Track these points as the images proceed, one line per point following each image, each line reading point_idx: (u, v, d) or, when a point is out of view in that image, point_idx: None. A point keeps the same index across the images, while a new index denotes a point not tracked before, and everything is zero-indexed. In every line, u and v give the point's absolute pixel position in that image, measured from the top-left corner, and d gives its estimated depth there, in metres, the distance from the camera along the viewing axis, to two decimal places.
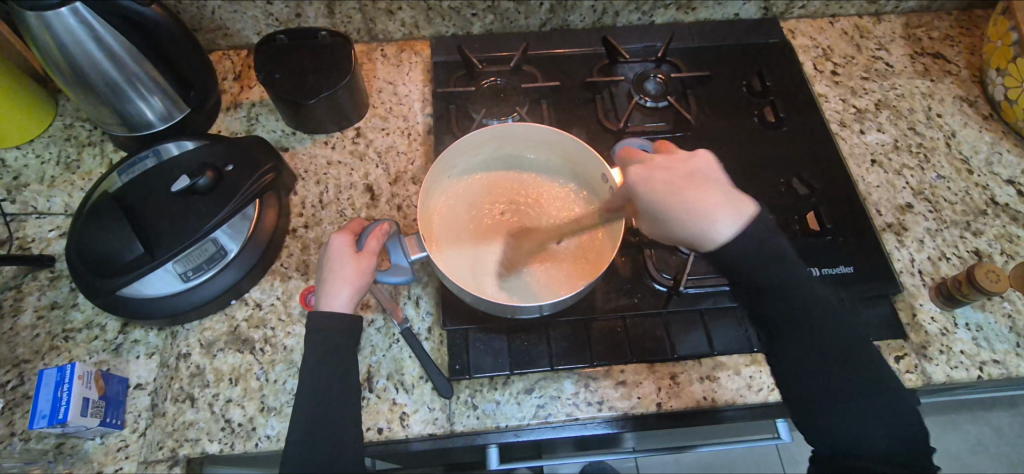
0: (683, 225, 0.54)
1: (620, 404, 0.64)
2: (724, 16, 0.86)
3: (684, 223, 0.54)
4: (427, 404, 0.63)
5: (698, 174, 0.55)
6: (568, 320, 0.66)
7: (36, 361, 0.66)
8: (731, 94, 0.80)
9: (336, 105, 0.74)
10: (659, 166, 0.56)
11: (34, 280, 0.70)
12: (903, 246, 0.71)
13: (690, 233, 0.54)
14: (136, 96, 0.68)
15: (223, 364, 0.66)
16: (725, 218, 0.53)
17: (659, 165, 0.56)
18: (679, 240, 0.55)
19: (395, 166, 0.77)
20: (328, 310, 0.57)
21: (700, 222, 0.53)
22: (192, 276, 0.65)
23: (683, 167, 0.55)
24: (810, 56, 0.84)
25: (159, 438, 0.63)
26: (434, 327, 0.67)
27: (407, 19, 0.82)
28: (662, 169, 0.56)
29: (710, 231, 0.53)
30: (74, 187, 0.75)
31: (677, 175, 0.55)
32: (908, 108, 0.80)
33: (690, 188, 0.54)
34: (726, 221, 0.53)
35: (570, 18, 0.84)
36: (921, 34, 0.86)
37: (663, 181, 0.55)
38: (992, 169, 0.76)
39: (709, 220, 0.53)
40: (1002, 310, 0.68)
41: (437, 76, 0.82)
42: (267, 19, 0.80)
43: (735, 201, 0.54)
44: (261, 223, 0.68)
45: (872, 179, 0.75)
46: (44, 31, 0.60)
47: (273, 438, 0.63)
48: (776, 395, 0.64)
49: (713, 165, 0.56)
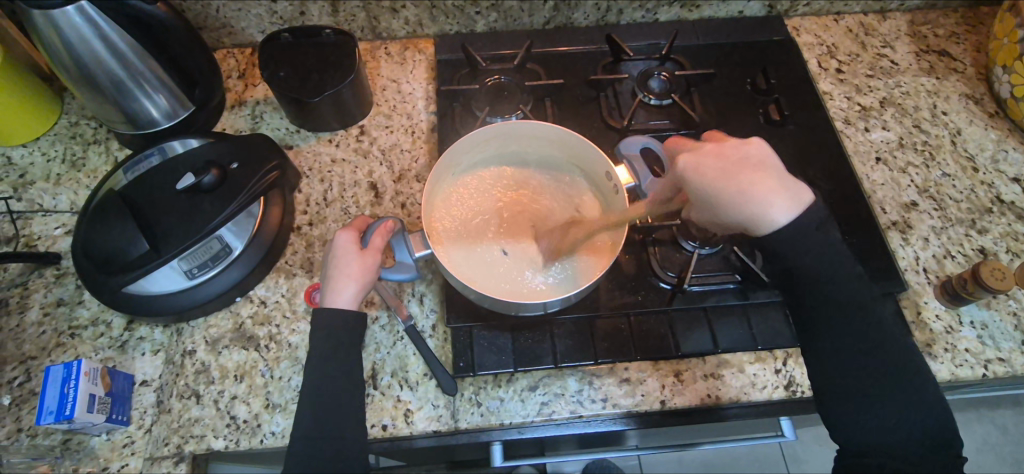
0: (746, 211, 0.53)
1: (624, 401, 0.64)
2: (728, 14, 0.86)
3: (746, 207, 0.53)
4: (431, 401, 0.64)
5: (750, 160, 0.54)
6: (571, 317, 0.66)
7: (43, 357, 0.66)
8: (735, 92, 0.80)
9: (340, 103, 0.74)
10: (711, 153, 0.55)
11: (41, 278, 0.70)
12: (908, 244, 0.71)
13: (749, 217, 0.53)
14: (141, 94, 0.68)
15: (228, 360, 0.66)
16: (782, 203, 0.53)
17: (709, 151, 0.55)
18: (734, 223, 0.55)
19: (399, 164, 0.77)
20: (333, 307, 0.58)
21: (759, 206, 0.53)
22: (198, 274, 0.65)
23: (737, 154, 0.54)
24: (815, 54, 0.84)
25: (165, 434, 0.63)
26: (438, 325, 0.67)
27: (411, 17, 0.82)
28: (713, 156, 0.55)
29: (767, 216, 0.53)
30: (80, 185, 0.75)
31: (730, 161, 0.54)
32: (914, 106, 0.80)
33: (748, 172, 0.53)
34: (786, 207, 0.53)
35: (574, 16, 0.84)
36: (926, 32, 0.86)
37: (722, 168, 0.53)
38: (998, 167, 0.76)
39: (769, 204, 0.53)
40: (1007, 309, 0.68)
41: (441, 74, 0.82)
42: (271, 17, 0.80)
43: (793, 190, 0.54)
44: (266, 221, 0.68)
45: (877, 177, 0.75)
46: (50, 30, 0.60)
47: (279, 434, 0.63)
48: (780, 393, 0.64)
49: (768, 151, 0.55)
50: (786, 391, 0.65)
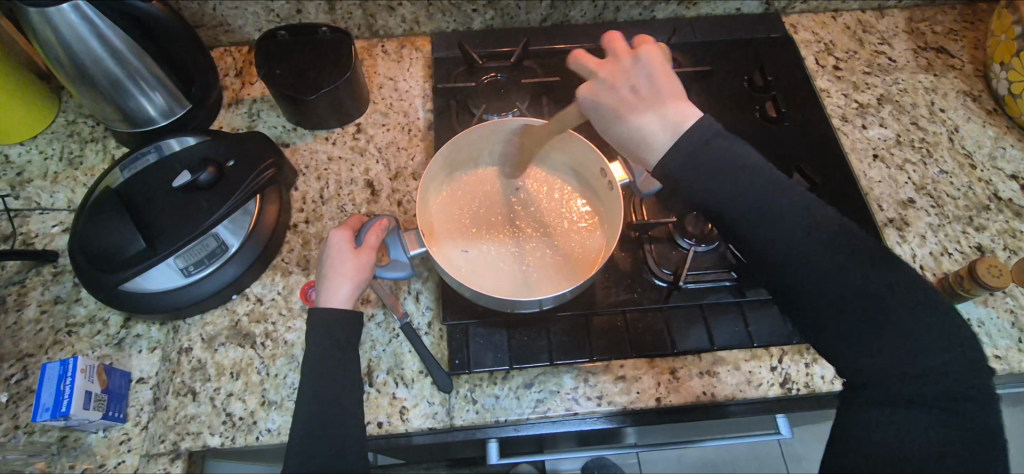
0: (627, 141, 0.53)
1: (620, 399, 0.64)
2: (726, 11, 0.86)
3: (625, 137, 0.53)
4: (427, 398, 0.64)
5: (641, 91, 0.53)
6: (567, 315, 0.66)
7: (40, 355, 0.66)
8: (732, 89, 0.80)
9: (337, 101, 0.74)
10: (606, 87, 0.54)
11: (38, 276, 0.70)
12: (905, 241, 0.71)
13: (630, 149, 0.53)
14: (138, 92, 0.68)
15: (225, 358, 0.67)
16: (660, 130, 0.51)
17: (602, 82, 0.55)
18: (623, 153, 0.55)
19: (396, 162, 0.77)
20: (328, 304, 0.58)
21: (639, 140, 0.52)
22: (194, 271, 0.66)
23: (624, 78, 0.54)
24: (812, 51, 0.84)
25: (161, 432, 0.63)
26: (434, 322, 0.67)
27: (408, 15, 0.82)
28: (603, 83, 0.55)
29: (648, 146, 0.52)
30: (77, 183, 0.75)
31: (620, 89, 0.54)
32: (911, 103, 0.80)
33: (607, 92, 0.54)
34: (659, 133, 0.51)
35: (571, 13, 0.84)
36: (924, 29, 0.85)
37: (614, 98, 0.54)
38: (995, 163, 0.76)
39: (644, 134, 0.52)
40: (1005, 306, 0.67)
41: (437, 72, 0.82)
42: (268, 15, 0.80)
43: (672, 118, 0.51)
44: (262, 219, 0.68)
45: (874, 174, 0.75)
46: (46, 27, 0.60)
47: (275, 432, 0.63)
48: (776, 390, 0.64)
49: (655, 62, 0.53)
50: (782, 389, 0.64)
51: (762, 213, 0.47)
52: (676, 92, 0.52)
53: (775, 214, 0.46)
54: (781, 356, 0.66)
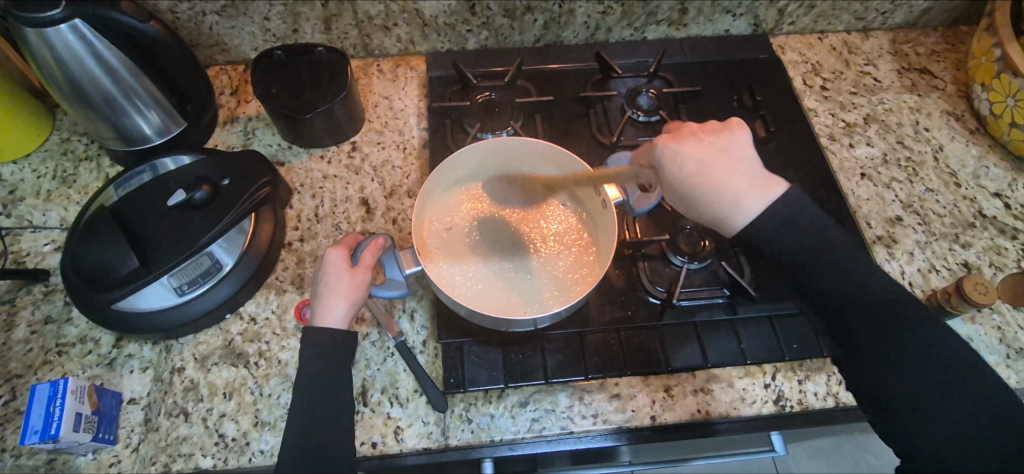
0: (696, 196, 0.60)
1: (615, 417, 0.64)
2: (715, 32, 0.87)
3: (704, 196, 0.59)
4: (422, 418, 0.63)
5: (728, 156, 0.60)
6: (562, 333, 0.66)
7: (29, 376, 0.65)
8: (723, 110, 0.81)
9: (332, 120, 0.75)
10: (690, 138, 0.61)
11: (28, 295, 0.70)
12: (894, 258, 0.72)
13: (716, 208, 0.59)
14: (134, 110, 0.68)
15: (218, 378, 0.66)
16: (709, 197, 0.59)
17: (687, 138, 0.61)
18: (703, 217, 0.61)
19: (390, 180, 0.77)
20: (323, 325, 0.57)
21: (724, 200, 0.58)
22: (188, 290, 0.65)
23: (716, 146, 0.60)
24: (800, 71, 0.86)
25: (152, 453, 0.62)
26: (429, 340, 0.67)
27: (403, 35, 0.83)
28: (693, 143, 0.60)
29: (739, 210, 0.58)
30: (70, 201, 0.75)
31: (705, 155, 0.59)
32: (897, 122, 0.82)
33: (717, 168, 0.59)
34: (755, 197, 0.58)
35: (564, 34, 0.85)
36: (907, 50, 0.88)
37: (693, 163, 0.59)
38: (979, 182, 0.77)
39: (734, 197, 0.58)
40: (992, 322, 0.68)
41: (432, 91, 0.83)
42: (265, 35, 0.80)
43: (760, 182, 0.58)
44: (257, 237, 0.69)
45: (862, 193, 0.76)
46: (43, 46, 0.61)
47: (267, 453, 0.63)
48: (770, 407, 0.65)
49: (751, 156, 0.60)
50: (776, 406, 0.65)
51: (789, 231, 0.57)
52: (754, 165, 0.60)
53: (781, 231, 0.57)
54: (774, 373, 0.66)
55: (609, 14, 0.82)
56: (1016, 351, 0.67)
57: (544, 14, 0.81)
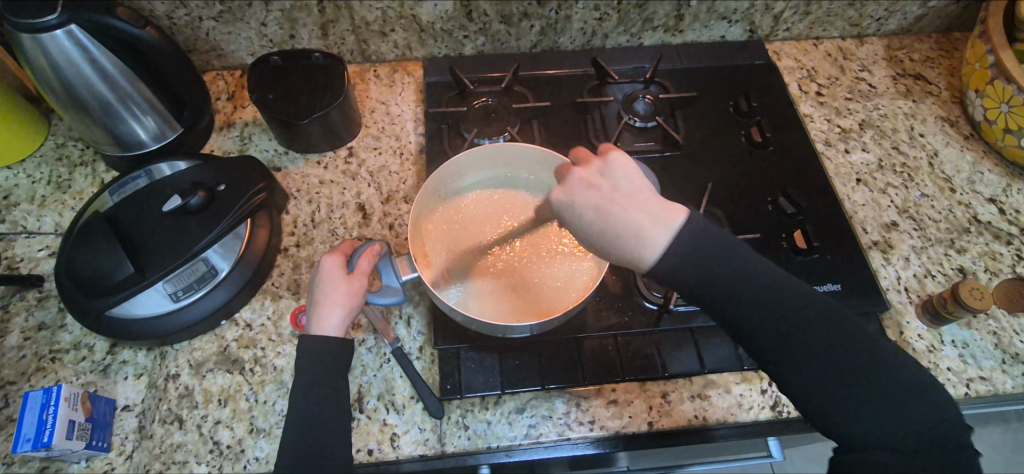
0: (611, 250, 0.52)
1: (612, 423, 0.64)
2: (711, 38, 0.88)
3: (616, 242, 0.51)
4: (418, 424, 0.63)
5: (620, 190, 0.52)
6: (559, 339, 0.66)
7: (22, 382, 0.65)
8: (719, 115, 0.82)
9: (328, 125, 0.75)
10: (580, 184, 0.53)
11: (22, 301, 0.69)
12: (889, 263, 0.72)
13: (623, 250, 0.51)
14: (130, 116, 0.68)
15: (213, 384, 0.66)
16: (614, 249, 0.52)
17: (579, 185, 0.53)
18: (618, 261, 0.52)
19: (387, 185, 0.77)
20: (319, 333, 0.57)
21: (632, 245, 0.50)
22: (183, 296, 0.65)
23: (610, 183, 0.53)
24: (795, 77, 0.86)
25: (147, 461, 0.62)
26: (425, 346, 0.67)
27: (400, 40, 0.83)
28: (587, 190, 0.53)
29: (643, 246, 0.50)
30: (65, 206, 0.75)
31: (603, 198, 0.52)
32: (892, 128, 0.82)
33: (617, 208, 0.51)
34: (661, 232, 0.50)
35: (561, 40, 0.86)
36: (902, 56, 0.88)
37: (594, 211, 0.52)
38: (974, 187, 0.78)
39: (637, 238, 0.50)
40: (988, 327, 0.68)
41: (429, 97, 0.83)
42: (262, 40, 0.80)
43: (661, 214, 0.51)
44: (253, 243, 0.68)
45: (858, 198, 0.77)
46: (39, 52, 0.60)
47: (262, 460, 0.62)
48: (767, 413, 0.65)
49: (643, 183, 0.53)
50: (773, 412, 0.65)
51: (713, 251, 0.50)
52: (646, 193, 0.52)
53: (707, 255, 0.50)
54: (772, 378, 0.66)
55: (606, 21, 0.83)
56: (1012, 356, 0.67)
57: (541, 20, 0.82)
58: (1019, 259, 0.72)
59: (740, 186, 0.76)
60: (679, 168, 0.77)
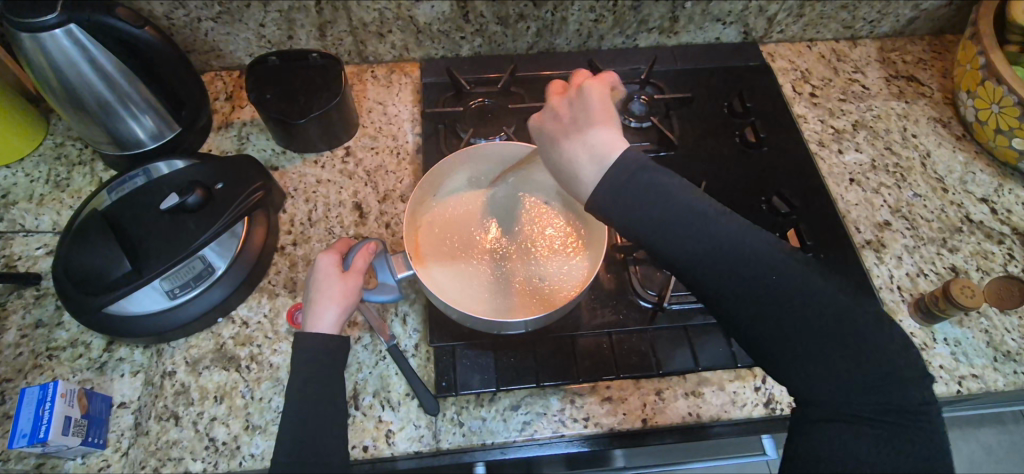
0: (559, 175, 0.55)
1: (606, 420, 0.64)
2: (706, 40, 0.89)
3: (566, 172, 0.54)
4: (413, 421, 0.63)
5: (576, 123, 0.54)
6: (553, 336, 0.66)
7: (18, 380, 0.65)
8: (714, 116, 0.82)
9: (326, 125, 0.75)
10: (551, 114, 0.56)
11: (19, 299, 0.69)
12: (882, 262, 0.73)
13: (564, 178, 0.54)
14: (128, 115, 0.69)
15: (209, 381, 0.66)
16: (562, 176, 0.54)
17: (548, 115, 0.56)
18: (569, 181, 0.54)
19: (384, 184, 0.78)
20: (314, 330, 0.57)
21: (568, 172, 0.53)
22: (179, 293, 0.65)
23: (570, 116, 0.54)
24: (790, 79, 0.87)
25: (142, 458, 0.62)
26: (421, 344, 0.67)
27: (397, 41, 0.84)
28: (552, 119, 0.56)
29: (576, 177, 0.52)
30: (63, 205, 0.75)
31: (559, 128, 0.55)
32: (885, 129, 0.83)
33: (566, 139, 0.53)
34: (590, 166, 0.51)
35: (556, 41, 0.86)
36: (895, 58, 0.89)
37: (552, 136, 0.55)
38: (966, 187, 0.78)
39: (574, 167, 0.52)
40: (980, 326, 0.69)
41: (426, 97, 0.83)
42: (260, 41, 0.81)
43: (598, 148, 0.51)
44: (249, 242, 0.68)
45: (851, 198, 0.77)
46: (38, 51, 0.61)
47: (258, 456, 0.62)
48: (760, 410, 0.65)
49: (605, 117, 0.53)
50: (767, 409, 0.65)
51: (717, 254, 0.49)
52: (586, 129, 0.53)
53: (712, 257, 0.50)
54: (765, 376, 0.66)
55: (601, 22, 0.83)
56: (1004, 355, 0.67)
57: (537, 21, 0.82)
58: (1011, 258, 0.73)
59: (735, 185, 0.76)
60: (674, 169, 0.77)
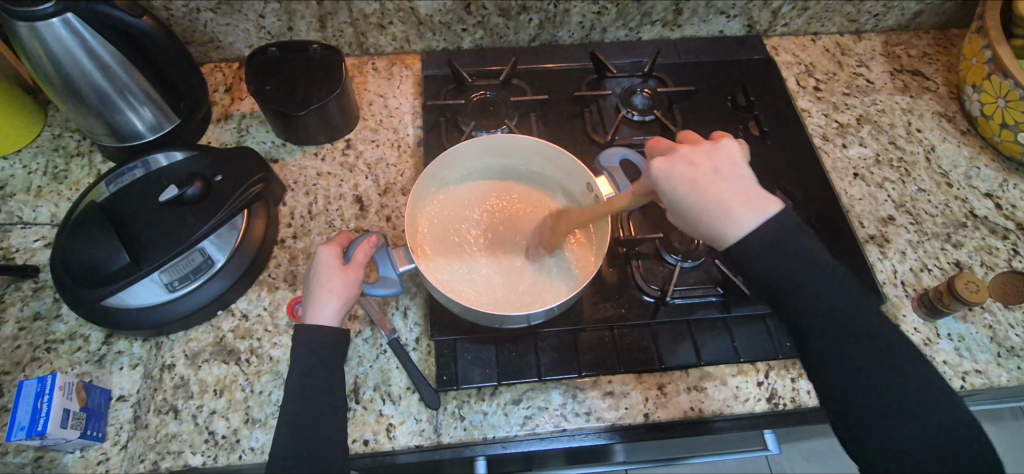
0: (708, 216, 0.53)
1: (607, 415, 0.64)
2: (709, 33, 0.88)
3: (704, 217, 0.53)
4: (414, 415, 0.63)
5: (719, 172, 0.54)
6: (554, 331, 0.66)
7: (16, 373, 0.65)
8: (717, 109, 0.82)
9: (326, 117, 0.75)
10: (682, 160, 0.55)
11: (17, 291, 0.69)
12: (886, 257, 0.72)
13: (710, 222, 0.53)
14: (127, 107, 0.68)
15: (208, 375, 0.66)
16: (727, 223, 0.52)
17: (681, 159, 0.55)
18: (699, 233, 0.55)
19: (384, 177, 0.77)
20: (314, 323, 0.57)
21: (722, 218, 0.52)
22: (178, 286, 0.65)
23: (708, 163, 0.54)
24: (794, 72, 0.86)
25: (141, 451, 0.62)
26: (421, 338, 0.67)
27: (398, 33, 0.83)
28: (684, 165, 0.54)
29: (731, 223, 0.52)
30: (61, 197, 0.74)
31: (701, 172, 0.54)
32: (889, 123, 0.82)
33: (714, 186, 0.53)
34: (748, 219, 0.52)
35: (559, 34, 0.86)
36: (899, 52, 0.88)
37: (699, 189, 0.53)
38: (971, 182, 0.78)
39: (728, 214, 0.52)
40: (983, 321, 0.69)
41: (427, 89, 0.83)
42: (259, 32, 0.80)
43: (756, 202, 0.52)
44: (249, 233, 0.68)
45: (855, 192, 0.77)
46: (34, 40, 0.60)
47: (258, 450, 0.62)
48: (763, 405, 0.65)
49: (736, 162, 0.55)
50: (769, 404, 0.65)
51: (699, 207, 0.53)
52: (755, 204, 0.52)
53: (705, 212, 0.53)
54: (768, 371, 0.66)
55: (604, 15, 0.83)
56: (1007, 350, 0.67)
57: (539, 13, 0.82)
58: (1015, 254, 0.73)
59: None
60: None
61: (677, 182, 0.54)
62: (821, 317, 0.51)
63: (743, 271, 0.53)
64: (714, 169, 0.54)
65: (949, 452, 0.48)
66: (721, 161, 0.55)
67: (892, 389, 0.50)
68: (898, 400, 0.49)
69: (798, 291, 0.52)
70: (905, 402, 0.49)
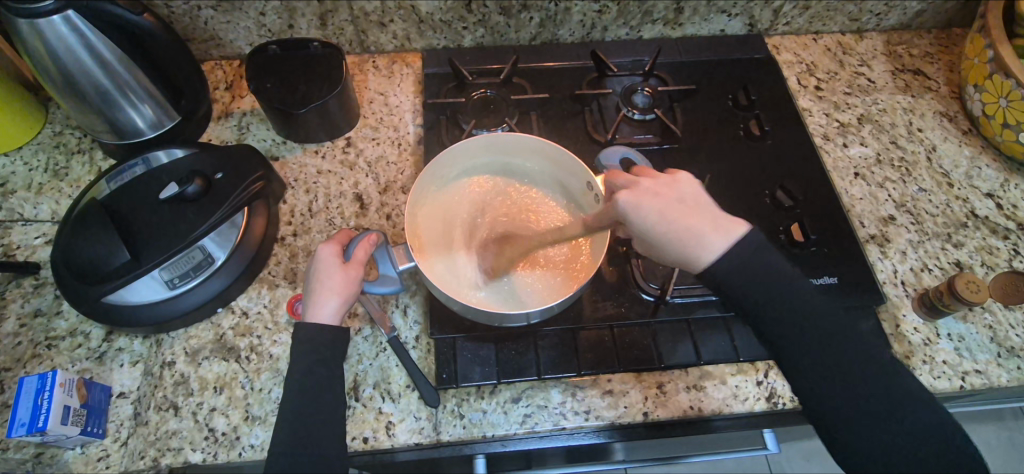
0: (677, 245, 0.54)
1: (607, 414, 0.64)
2: (710, 32, 0.88)
3: (673, 245, 0.54)
4: (414, 413, 0.63)
5: (685, 201, 0.55)
6: (554, 329, 0.66)
7: (17, 369, 0.65)
8: (717, 108, 0.82)
9: (327, 115, 0.75)
10: (647, 192, 0.55)
11: (18, 288, 0.69)
12: (886, 257, 0.72)
13: (680, 251, 0.54)
14: (127, 104, 0.68)
15: (208, 372, 0.66)
16: (697, 250, 0.53)
17: (647, 191, 0.55)
18: (670, 260, 0.55)
19: (384, 175, 0.77)
20: (314, 320, 0.57)
21: (691, 245, 0.53)
22: (179, 284, 0.65)
23: (674, 193, 0.55)
24: (795, 71, 0.86)
25: (141, 448, 0.62)
26: (421, 336, 0.67)
27: (399, 31, 0.83)
28: (650, 195, 0.55)
29: (699, 249, 0.53)
30: (62, 194, 0.75)
31: (667, 201, 0.54)
32: (891, 122, 0.82)
33: (682, 215, 0.54)
34: (716, 244, 0.53)
35: (560, 32, 0.86)
36: (901, 51, 0.88)
37: (665, 219, 0.54)
38: (972, 182, 0.78)
39: (697, 241, 0.53)
40: (983, 321, 0.69)
41: (427, 87, 0.83)
42: (260, 30, 0.80)
43: (722, 224, 0.54)
44: (249, 232, 0.68)
45: (856, 192, 0.77)
46: (35, 37, 0.60)
47: (258, 447, 0.62)
48: (762, 404, 0.65)
49: (700, 189, 0.56)
50: (768, 403, 0.65)
51: (667, 236, 0.54)
52: (722, 229, 0.54)
53: (674, 242, 0.53)
54: (768, 370, 0.66)
55: (605, 13, 0.82)
56: (1007, 350, 0.67)
57: (540, 11, 0.81)
58: (1016, 254, 0.72)
59: (738, 178, 0.76)
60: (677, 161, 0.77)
61: (643, 213, 0.54)
62: (820, 318, 0.51)
63: (743, 271, 0.52)
64: (678, 198, 0.55)
65: (949, 453, 0.48)
66: (683, 187, 0.56)
67: (891, 390, 0.50)
68: (898, 401, 0.49)
69: (797, 291, 0.52)
70: (904, 402, 0.49)
